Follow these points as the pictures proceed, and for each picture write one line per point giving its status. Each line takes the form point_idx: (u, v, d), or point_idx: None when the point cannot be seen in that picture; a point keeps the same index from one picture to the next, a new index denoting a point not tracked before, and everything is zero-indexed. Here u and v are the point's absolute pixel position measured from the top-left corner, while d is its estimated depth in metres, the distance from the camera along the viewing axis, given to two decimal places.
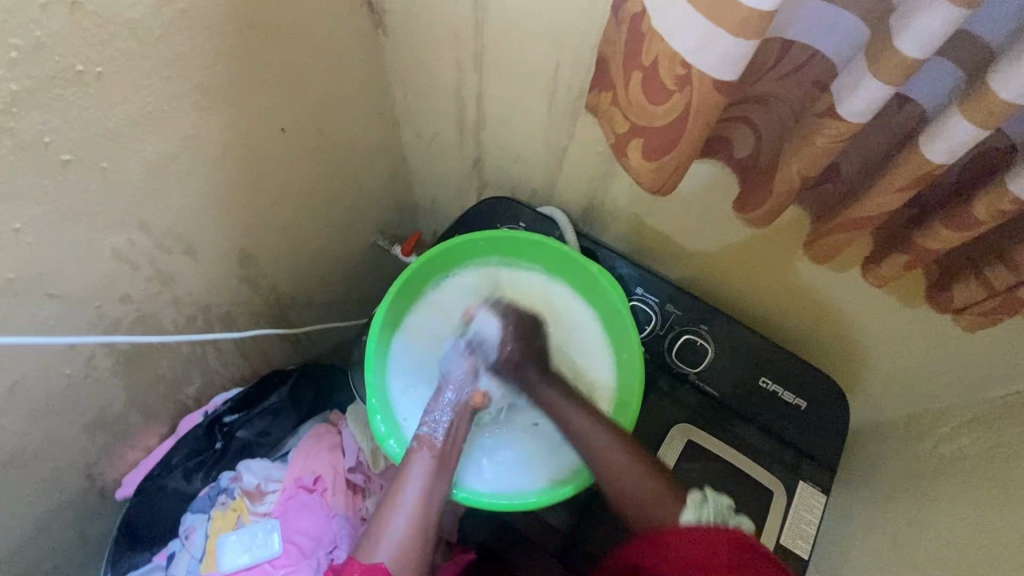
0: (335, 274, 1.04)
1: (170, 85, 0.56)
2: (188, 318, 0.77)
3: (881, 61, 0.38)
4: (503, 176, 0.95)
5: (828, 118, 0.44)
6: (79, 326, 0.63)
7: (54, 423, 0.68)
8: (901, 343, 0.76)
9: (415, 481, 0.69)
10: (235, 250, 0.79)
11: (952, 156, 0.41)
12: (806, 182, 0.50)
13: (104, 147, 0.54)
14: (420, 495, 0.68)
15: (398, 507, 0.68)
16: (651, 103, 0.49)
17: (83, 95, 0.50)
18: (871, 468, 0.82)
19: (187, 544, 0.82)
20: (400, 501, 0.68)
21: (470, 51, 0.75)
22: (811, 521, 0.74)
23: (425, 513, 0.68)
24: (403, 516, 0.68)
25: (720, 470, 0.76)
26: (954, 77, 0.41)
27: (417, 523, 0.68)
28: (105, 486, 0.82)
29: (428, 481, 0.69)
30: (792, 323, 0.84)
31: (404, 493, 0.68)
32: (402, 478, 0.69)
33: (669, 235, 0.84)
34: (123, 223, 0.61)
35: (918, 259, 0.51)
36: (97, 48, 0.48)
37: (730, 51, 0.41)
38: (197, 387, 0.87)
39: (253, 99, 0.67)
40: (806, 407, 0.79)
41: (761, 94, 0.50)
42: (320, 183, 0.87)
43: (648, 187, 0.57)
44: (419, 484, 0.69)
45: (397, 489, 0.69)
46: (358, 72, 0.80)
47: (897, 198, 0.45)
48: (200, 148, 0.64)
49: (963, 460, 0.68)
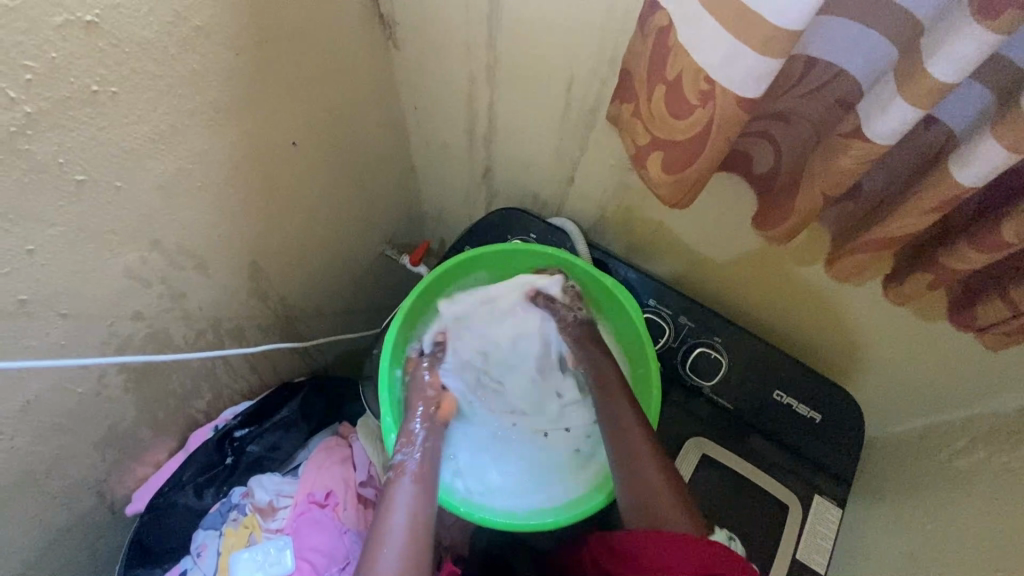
0: (344, 285, 1.03)
1: (183, 103, 0.56)
2: (199, 332, 0.77)
3: (912, 83, 0.38)
4: (512, 187, 0.95)
5: (852, 138, 0.43)
6: (91, 344, 0.63)
7: (65, 440, 0.67)
8: (917, 355, 0.75)
9: (400, 505, 0.65)
10: (246, 264, 0.78)
11: (982, 179, 0.40)
12: (829, 200, 0.49)
13: (118, 166, 0.54)
14: (406, 517, 0.64)
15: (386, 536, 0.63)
16: (674, 117, 0.48)
17: (98, 115, 0.49)
18: (887, 481, 0.82)
19: (199, 562, 0.81)
20: (387, 532, 0.63)
21: (483, 63, 0.75)
22: (828, 535, 0.73)
23: (417, 537, 0.63)
24: (393, 544, 0.62)
25: (735, 484, 0.76)
26: (984, 98, 0.40)
27: (410, 548, 0.62)
28: (115, 502, 0.81)
29: (414, 507, 0.65)
30: (806, 336, 0.84)
31: (391, 525, 0.63)
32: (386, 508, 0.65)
33: (682, 246, 0.83)
34: (136, 241, 0.61)
35: (941, 278, 0.50)
36: (112, 67, 0.48)
37: (755, 69, 0.40)
38: (207, 401, 0.86)
39: (265, 114, 0.66)
40: (822, 420, 0.78)
41: (784, 110, 0.49)
42: (330, 195, 0.86)
43: (668, 199, 0.56)
44: (405, 508, 0.65)
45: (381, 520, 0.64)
46: (369, 83, 0.79)
47: (923, 218, 0.45)
48: (212, 164, 0.64)
49: (980, 474, 0.68)
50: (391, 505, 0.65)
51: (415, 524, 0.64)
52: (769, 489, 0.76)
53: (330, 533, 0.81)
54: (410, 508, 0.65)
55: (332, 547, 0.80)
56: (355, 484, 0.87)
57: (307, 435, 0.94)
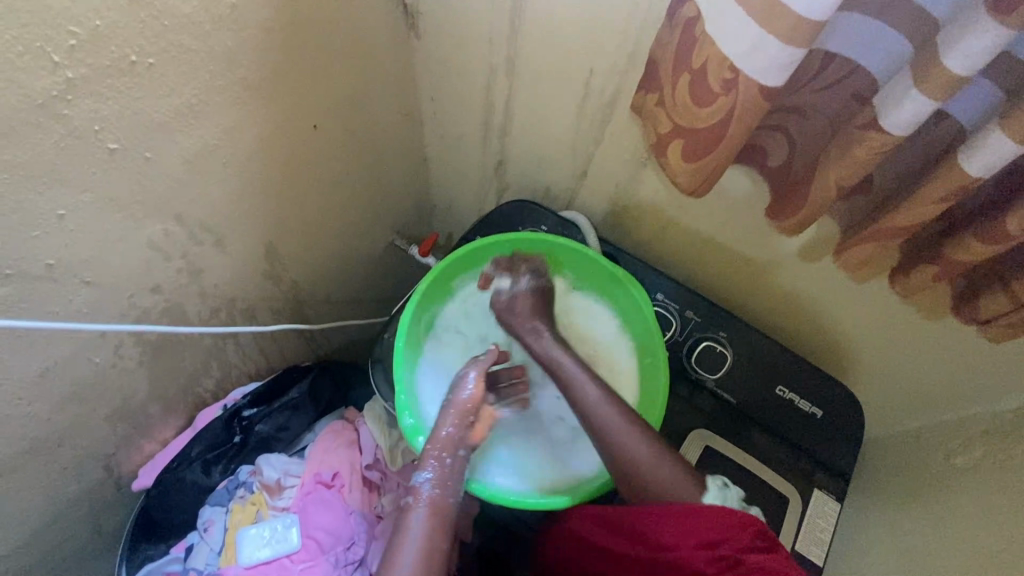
0: (354, 272, 1.04)
1: (215, 79, 0.57)
2: (213, 310, 0.78)
3: (929, 75, 0.39)
4: (525, 180, 0.97)
5: (869, 130, 0.45)
6: (111, 313, 0.64)
7: (78, 410, 0.68)
8: (918, 354, 0.77)
9: (415, 531, 0.61)
10: (262, 244, 0.79)
11: (990, 170, 0.42)
12: (841, 192, 0.51)
13: (148, 137, 0.55)
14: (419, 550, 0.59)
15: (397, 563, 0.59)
16: (697, 105, 0.50)
17: (134, 85, 0.50)
18: (885, 478, 0.84)
19: (205, 537, 0.82)
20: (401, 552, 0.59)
21: (503, 55, 0.76)
22: (827, 528, 0.75)
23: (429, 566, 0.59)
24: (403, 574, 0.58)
25: (736, 475, 0.77)
26: (993, 94, 0.42)
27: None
28: (122, 477, 0.82)
29: (431, 529, 0.61)
30: (809, 335, 0.86)
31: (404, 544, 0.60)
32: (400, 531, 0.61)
33: (691, 242, 0.85)
34: (161, 213, 0.62)
35: (947, 271, 0.52)
36: (150, 39, 0.49)
37: (780, 58, 0.42)
38: (216, 380, 0.87)
39: (291, 95, 0.68)
40: (823, 416, 0.80)
41: (801, 104, 0.51)
42: (348, 182, 0.88)
43: (685, 187, 0.58)
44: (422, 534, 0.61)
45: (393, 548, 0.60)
46: (390, 71, 0.81)
47: (929, 209, 0.47)
48: (238, 142, 0.65)
49: (978, 471, 0.70)
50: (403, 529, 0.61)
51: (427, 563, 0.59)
52: (769, 481, 0.77)
53: (337, 514, 0.82)
54: (423, 532, 0.61)
55: (338, 527, 0.81)
56: (360, 467, 0.87)
57: (314, 418, 0.95)
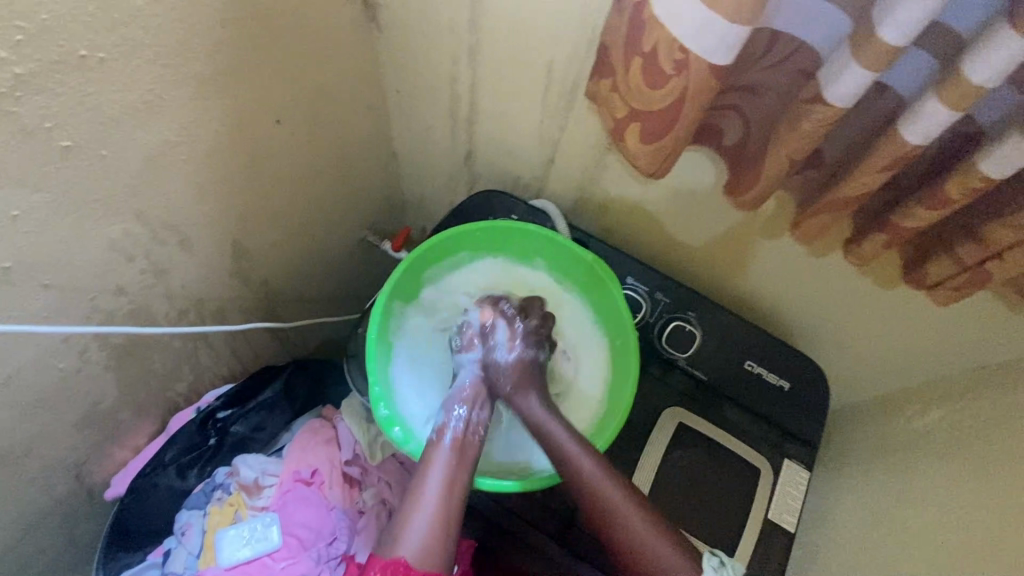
0: (325, 269, 1.04)
1: (170, 73, 0.56)
2: (181, 311, 0.76)
3: (867, 48, 0.41)
4: (493, 170, 0.97)
5: (814, 104, 0.47)
6: (74, 317, 0.62)
7: (44, 418, 0.66)
8: (877, 326, 0.80)
9: (436, 475, 0.67)
10: (229, 243, 0.78)
11: (927, 137, 0.44)
12: (792, 165, 0.53)
13: (103, 133, 0.54)
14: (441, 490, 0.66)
15: (420, 502, 0.65)
16: (650, 87, 0.51)
17: (86, 81, 0.49)
18: (850, 445, 0.87)
19: (183, 541, 0.81)
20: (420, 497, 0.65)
21: (465, 45, 0.77)
22: (797, 496, 0.78)
23: (446, 506, 0.65)
24: (424, 512, 0.64)
25: (710, 451, 0.80)
26: (929, 64, 0.44)
27: (438, 519, 0.64)
28: (93, 486, 0.80)
29: (450, 476, 0.67)
30: (774, 311, 0.88)
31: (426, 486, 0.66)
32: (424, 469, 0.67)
33: (658, 226, 0.87)
34: (121, 213, 0.61)
35: (895, 238, 0.55)
36: (101, 32, 0.48)
37: (727, 37, 0.44)
38: (188, 383, 0.86)
39: (251, 89, 0.67)
40: (790, 388, 0.82)
41: (751, 82, 0.53)
42: (315, 178, 0.88)
43: (645, 169, 0.59)
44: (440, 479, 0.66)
45: (417, 485, 0.66)
46: (352, 64, 0.81)
47: (873, 179, 0.49)
48: (198, 138, 0.64)
49: (936, 433, 0.73)
50: (427, 468, 0.67)
51: (445, 504, 0.65)
52: (741, 455, 0.79)
53: (317, 510, 0.83)
54: (443, 476, 0.67)
55: (319, 523, 0.82)
56: (340, 464, 0.87)
57: (291, 417, 0.94)
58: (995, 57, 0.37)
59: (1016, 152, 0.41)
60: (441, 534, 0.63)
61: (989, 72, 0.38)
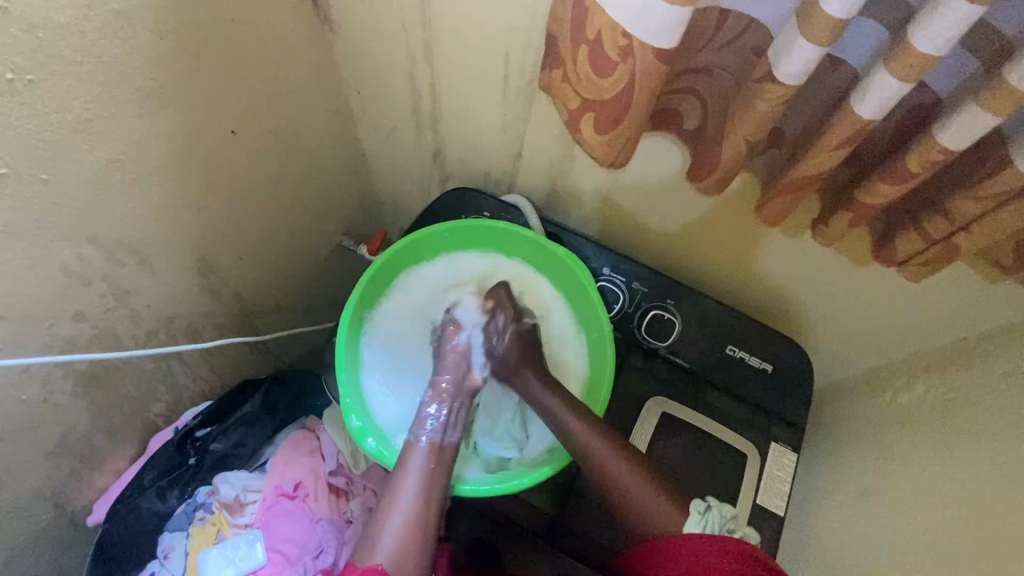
0: (300, 279, 1.02)
1: (108, 91, 0.54)
2: (149, 332, 0.75)
3: (812, 23, 0.39)
4: (463, 168, 0.96)
5: (766, 82, 0.45)
6: (33, 346, 0.61)
7: (11, 451, 0.65)
8: (858, 304, 0.79)
9: (412, 478, 0.67)
10: (194, 260, 0.77)
11: (880, 111, 0.43)
12: (751, 147, 0.51)
13: (41, 158, 0.51)
14: (417, 492, 0.67)
15: (394, 505, 0.66)
16: (599, 75, 0.50)
17: (16, 105, 0.47)
18: (837, 424, 0.87)
19: (166, 563, 0.81)
20: (395, 499, 0.66)
21: (420, 40, 0.75)
22: (786, 479, 0.76)
23: (423, 509, 0.66)
24: (399, 517, 0.65)
25: (696, 439, 0.78)
26: (879, 34, 0.43)
27: (413, 521, 0.66)
28: (74, 512, 0.80)
29: (423, 482, 0.67)
30: (753, 294, 0.87)
31: (400, 491, 0.67)
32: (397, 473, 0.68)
33: (631, 215, 0.85)
34: (72, 237, 0.59)
35: (860, 216, 0.53)
36: (26, 54, 0.46)
37: (667, 19, 0.42)
38: (165, 403, 0.85)
39: (200, 101, 0.65)
40: (773, 370, 0.81)
41: (706, 64, 0.52)
42: (280, 187, 0.86)
43: (604, 159, 0.58)
44: (416, 483, 0.67)
45: (394, 488, 0.67)
46: (308, 69, 0.79)
47: (833, 156, 0.48)
48: (148, 155, 0.62)
49: (920, 407, 0.73)
50: (402, 473, 0.68)
51: (421, 503, 0.66)
52: (727, 441, 0.78)
53: (302, 524, 0.82)
54: (418, 481, 0.67)
55: (304, 538, 0.81)
56: (324, 474, 0.87)
57: (273, 430, 0.94)
58: (940, 25, 0.36)
59: (970, 121, 0.40)
60: (414, 541, 0.65)
61: (936, 40, 0.37)
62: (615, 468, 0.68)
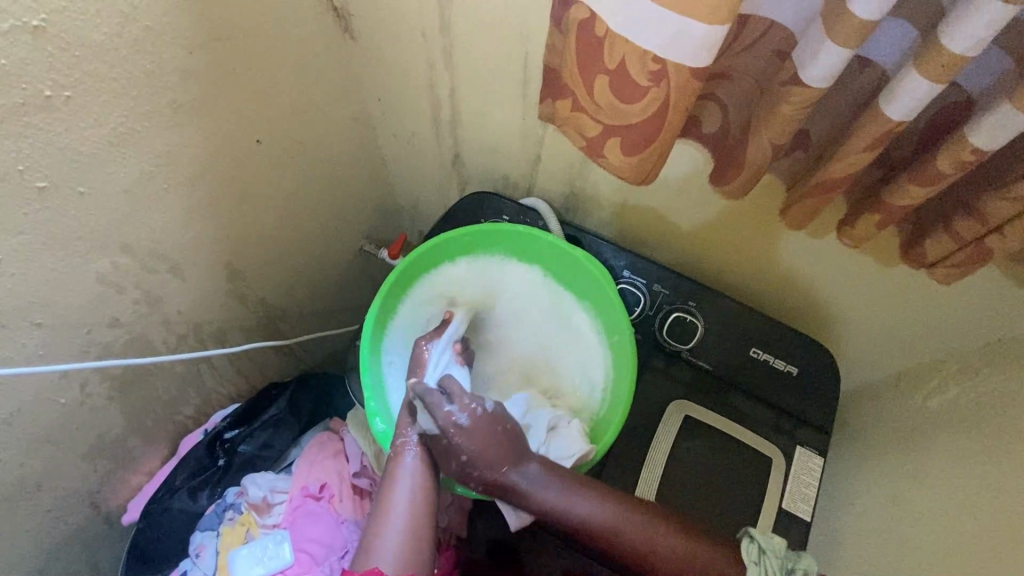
0: (324, 283, 1.04)
1: (140, 105, 0.55)
2: (180, 337, 0.77)
3: (838, 25, 0.39)
4: (482, 172, 0.96)
5: (791, 85, 0.45)
6: (72, 352, 0.63)
7: (51, 453, 0.67)
8: (887, 304, 0.77)
9: (404, 485, 0.67)
10: (221, 266, 0.78)
11: (910, 113, 0.42)
12: (778, 150, 0.51)
13: (78, 170, 0.53)
14: (410, 498, 0.66)
15: (388, 512, 0.66)
16: (625, 104, 0.51)
17: (54, 120, 0.49)
18: (867, 428, 0.85)
19: (198, 562, 0.83)
20: (390, 505, 0.66)
21: (440, 46, 0.75)
22: (811, 483, 0.75)
23: (417, 515, 0.66)
24: (395, 523, 0.65)
25: (721, 444, 0.77)
26: (909, 34, 0.42)
27: (410, 527, 0.65)
28: (110, 511, 0.82)
29: (419, 483, 0.67)
30: (778, 294, 0.86)
31: (394, 497, 0.66)
32: (391, 480, 0.67)
33: (651, 216, 0.85)
34: (108, 246, 0.61)
35: (889, 217, 0.53)
36: (63, 72, 0.47)
37: (706, 39, 0.41)
38: (196, 406, 0.87)
39: (227, 113, 0.66)
40: (798, 373, 0.80)
41: (727, 69, 0.52)
42: (304, 194, 0.87)
43: (635, 177, 0.57)
44: (408, 486, 0.67)
45: (386, 493, 0.67)
46: (330, 76, 0.79)
47: (858, 159, 0.47)
48: (178, 165, 0.63)
49: (953, 412, 0.71)
50: (395, 479, 0.67)
51: (418, 501, 0.67)
52: (752, 445, 0.77)
53: (328, 525, 0.83)
54: (413, 484, 0.67)
55: (330, 538, 0.82)
56: (350, 476, 0.88)
57: (299, 432, 0.95)
58: (973, 24, 0.35)
59: (1005, 120, 0.39)
60: (413, 551, 0.64)
61: (970, 39, 0.36)
62: (615, 521, 0.63)
